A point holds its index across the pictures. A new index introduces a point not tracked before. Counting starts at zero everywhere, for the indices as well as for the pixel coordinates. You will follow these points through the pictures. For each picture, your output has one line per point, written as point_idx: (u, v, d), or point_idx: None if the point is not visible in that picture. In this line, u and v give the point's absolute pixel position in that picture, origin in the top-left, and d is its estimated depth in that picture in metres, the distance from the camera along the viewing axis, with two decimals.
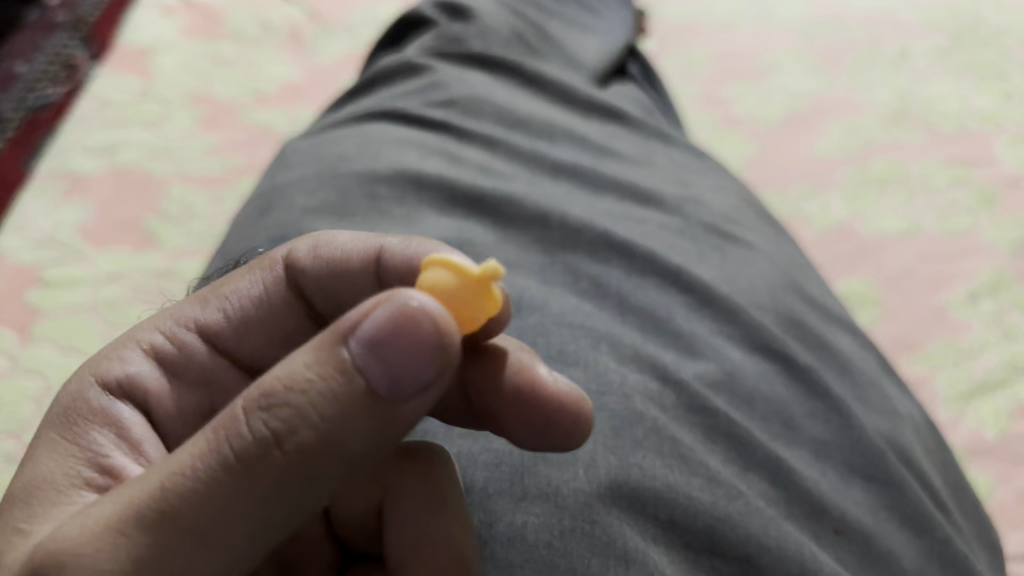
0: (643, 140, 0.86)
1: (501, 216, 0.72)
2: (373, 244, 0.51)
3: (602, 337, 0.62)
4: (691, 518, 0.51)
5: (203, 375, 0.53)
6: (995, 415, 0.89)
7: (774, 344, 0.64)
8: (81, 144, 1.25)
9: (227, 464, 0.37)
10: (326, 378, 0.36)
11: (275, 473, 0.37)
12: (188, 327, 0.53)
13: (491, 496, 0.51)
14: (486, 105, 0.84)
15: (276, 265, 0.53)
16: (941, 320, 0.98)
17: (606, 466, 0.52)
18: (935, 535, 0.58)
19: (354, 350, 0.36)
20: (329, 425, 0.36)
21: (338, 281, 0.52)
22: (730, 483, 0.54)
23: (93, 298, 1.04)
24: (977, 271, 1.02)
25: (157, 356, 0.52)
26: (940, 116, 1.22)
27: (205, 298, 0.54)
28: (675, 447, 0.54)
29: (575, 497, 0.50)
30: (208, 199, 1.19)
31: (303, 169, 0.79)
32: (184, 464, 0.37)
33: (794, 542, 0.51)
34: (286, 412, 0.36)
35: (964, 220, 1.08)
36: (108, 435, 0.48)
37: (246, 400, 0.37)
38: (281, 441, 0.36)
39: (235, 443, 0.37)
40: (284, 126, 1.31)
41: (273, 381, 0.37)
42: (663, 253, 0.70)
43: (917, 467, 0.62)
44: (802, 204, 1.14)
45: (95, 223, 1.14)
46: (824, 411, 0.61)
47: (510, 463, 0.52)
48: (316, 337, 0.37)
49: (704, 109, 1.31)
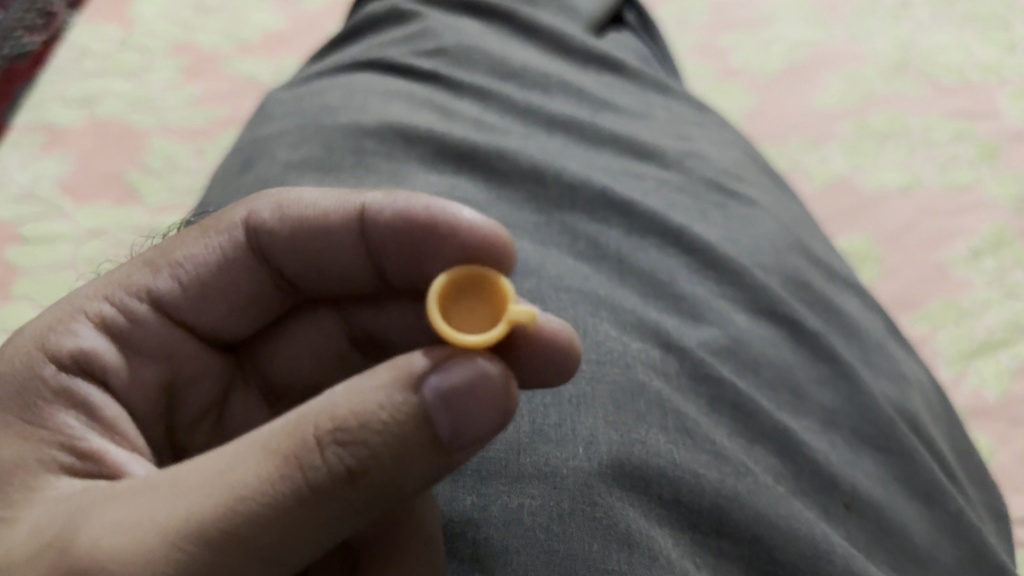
0: (642, 92, 0.82)
1: (496, 174, 0.69)
2: (350, 199, 0.51)
3: (601, 302, 0.59)
4: (697, 497, 0.48)
5: (163, 347, 0.50)
6: (997, 375, 0.88)
7: (780, 308, 0.61)
8: (59, 95, 1.20)
9: (298, 493, 0.36)
10: (401, 423, 0.37)
11: (339, 507, 0.37)
12: (141, 297, 0.49)
13: (485, 479, 0.47)
14: (477, 54, 0.80)
15: (235, 228, 0.51)
16: (941, 278, 0.95)
17: (608, 443, 0.49)
18: (946, 508, 0.55)
19: (428, 400, 0.37)
20: (398, 466, 0.37)
21: (321, 239, 0.51)
22: (739, 459, 0.51)
23: (74, 255, 1.02)
24: (978, 227, 0.99)
25: (109, 327, 0.48)
26: (942, 68, 1.18)
27: (155, 263, 0.50)
28: (679, 421, 0.51)
29: (575, 478, 0.47)
30: (190, 152, 1.15)
31: (286, 123, 0.75)
32: (249, 485, 0.36)
33: (804, 522, 0.49)
34: (361, 451, 0.36)
35: (965, 174, 1.04)
36: (76, 416, 0.44)
37: (318, 430, 0.36)
38: (353, 478, 0.36)
39: (309, 475, 0.36)
40: (268, 77, 1.26)
41: (346, 415, 0.36)
42: (664, 212, 0.66)
43: (925, 436, 0.60)
44: (801, 157, 1.11)
45: (75, 176, 1.10)
46: (832, 378, 0.58)
47: (504, 441, 0.49)
48: (386, 380, 0.37)
49: (701, 59, 1.26)
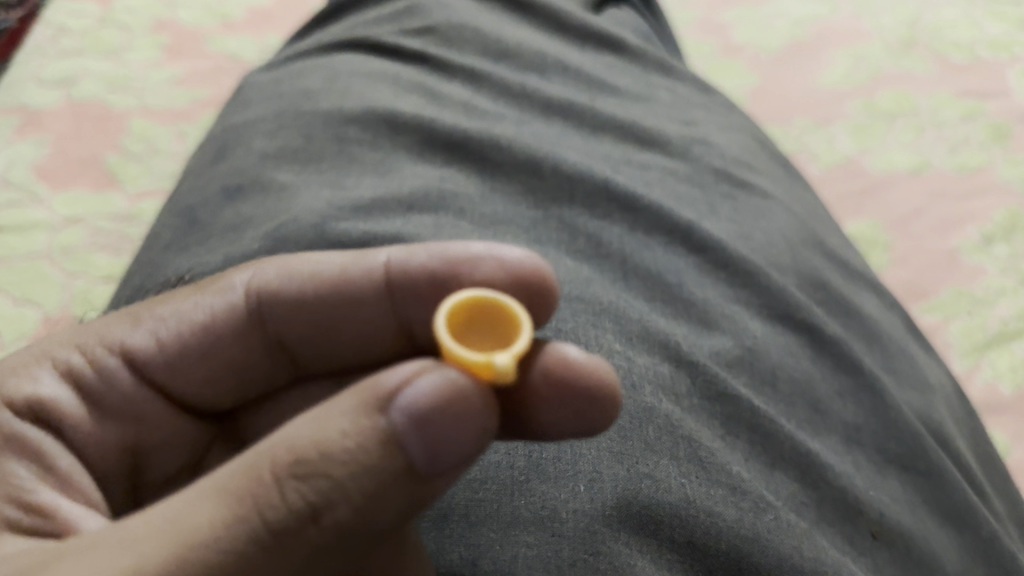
0: (644, 72, 0.77)
1: (489, 164, 0.64)
2: (371, 257, 0.47)
3: (603, 311, 0.54)
4: (713, 540, 0.43)
5: (129, 407, 0.46)
6: (1012, 367, 0.82)
7: (798, 313, 0.57)
8: (35, 74, 1.13)
9: (255, 537, 0.32)
10: (368, 450, 0.32)
11: (304, 552, 0.32)
12: (113, 350, 0.46)
13: (474, 526, 0.42)
14: (469, 32, 0.75)
15: (231, 288, 0.47)
16: (953, 266, 0.90)
17: (613, 480, 0.44)
18: (980, 533, 0.51)
19: (397, 421, 0.32)
20: (370, 501, 0.32)
21: (334, 299, 0.47)
22: (757, 492, 0.46)
23: (49, 245, 0.96)
24: (989, 211, 0.94)
25: (74, 379, 0.45)
26: (951, 45, 1.13)
27: (137, 317, 0.47)
28: (692, 450, 0.46)
29: (576, 523, 0.42)
30: (172, 135, 1.09)
31: (263, 108, 0.69)
32: (201, 531, 0.32)
33: (831, 563, 0.44)
34: (323, 484, 0.32)
35: (976, 156, 0.99)
36: (27, 468, 0.42)
37: (276, 464, 0.32)
38: (316, 515, 0.32)
39: (266, 514, 0.32)
40: (252, 55, 1.20)
41: (306, 445, 0.32)
42: (670, 207, 0.62)
43: (951, 449, 0.55)
44: (807, 138, 1.05)
45: (51, 160, 1.04)
46: (855, 391, 0.54)
47: (498, 480, 0.44)
48: (350, 403, 0.33)
49: (703, 35, 1.21)
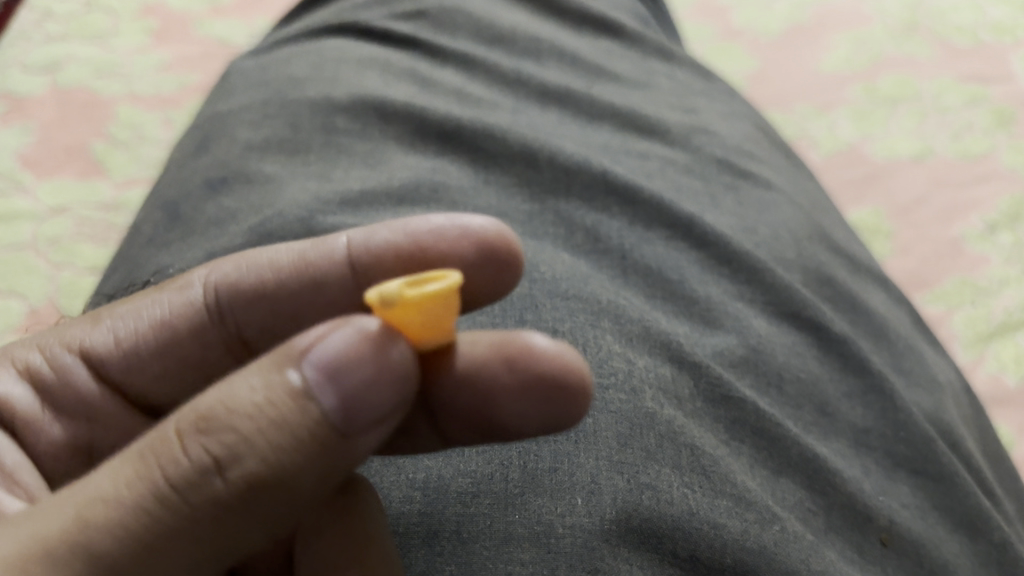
0: (643, 58, 0.74)
1: (482, 154, 0.62)
2: (331, 240, 0.44)
3: (603, 310, 0.52)
4: (717, 554, 0.41)
5: (85, 407, 0.46)
6: (1017, 358, 0.80)
7: (804, 311, 0.55)
8: (19, 60, 1.10)
9: (160, 495, 0.30)
10: (275, 404, 0.29)
11: (213, 511, 0.30)
12: (70, 349, 0.46)
13: (467, 543, 0.40)
14: (462, 16, 0.72)
15: (189, 286, 0.45)
16: (957, 254, 0.87)
17: (612, 492, 0.42)
18: (992, 538, 0.49)
19: (307, 374, 0.29)
20: (278, 458, 0.29)
21: (295, 286, 0.44)
22: (763, 504, 0.44)
23: (33, 235, 0.93)
24: (993, 200, 0.91)
25: (32, 377, 0.46)
26: (954, 29, 1.10)
27: (98, 317, 0.47)
28: (695, 460, 0.44)
29: (574, 539, 0.40)
30: (159, 122, 1.06)
31: (249, 96, 0.67)
32: (110, 492, 0.30)
33: None
34: (227, 439, 0.29)
35: (979, 142, 0.96)
36: None
37: (183, 422, 0.30)
38: (221, 472, 0.29)
39: (171, 472, 0.30)
40: (241, 39, 1.17)
41: (213, 401, 0.30)
42: (671, 199, 0.59)
43: (960, 451, 0.54)
44: (808, 124, 1.03)
45: (36, 148, 1.01)
46: (864, 392, 0.52)
47: (491, 493, 0.42)
48: (263, 357, 0.30)
49: (702, 19, 1.18)
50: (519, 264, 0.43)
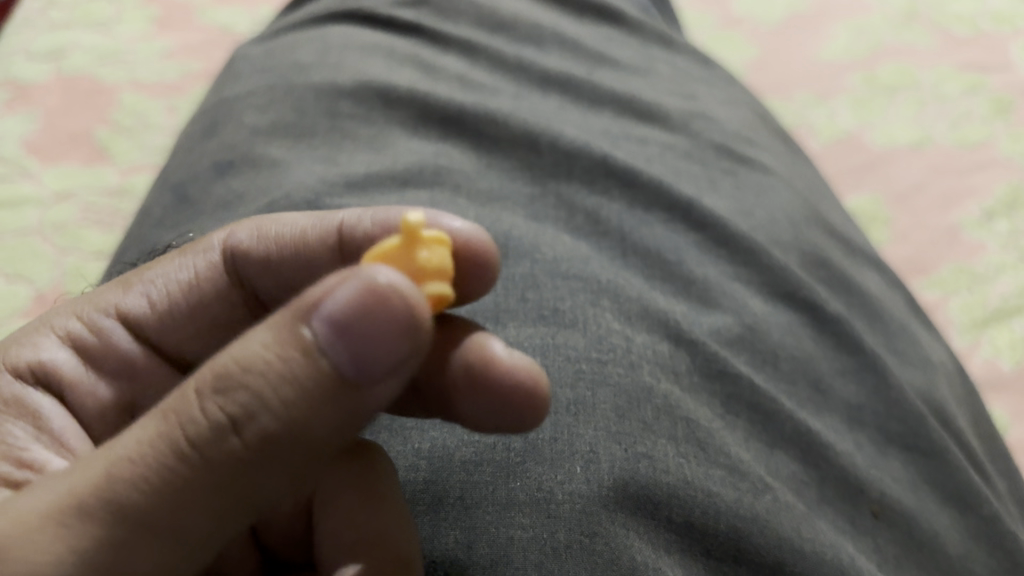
0: (643, 45, 0.75)
1: (485, 139, 0.63)
2: (330, 218, 0.45)
3: (602, 289, 0.53)
4: (712, 520, 0.43)
5: (127, 367, 0.47)
6: (1012, 344, 0.81)
7: (799, 292, 0.56)
8: (24, 48, 1.11)
9: (180, 451, 0.31)
10: (286, 360, 0.30)
11: (232, 463, 0.31)
12: (109, 313, 0.47)
13: (469, 509, 0.41)
14: (464, 3, 0.73)
15: (211, 249, 0.47)
16: (953, 241, 0.88)
17: (610, 461, 0.43)
18: (981, 513, 0.50)
19: (317, 329, 0.30)
20: (293, 410, 0.30)
21: (297, 256, 0.45)
22: (756, 474, 0.46)
23: (40, 220, 0.94)
24: (991, 186, 0.92)
25: (75, 343, 0.47)
26: (953, 18, 1.11)
27: (130, 282, 0.48)
28: (691, 432, 0.46)
29: (573, 505, 0.41)
30: (162, 109, 1.07)
31: (255, 81, 0.68)
32: (133, 449, 0.31)
33: (829, 544, 0.44)
34: (242, 396, 0.30)
35: (978, 131, 0.97)
36: (24, 426, 0.43)
37: (200, 380, 0.31)
38: (238, 425, 0.30)
39: (190, 429, 0.31)
40: (245, 27, 1.18)
41: (228, 360, 0.31)
42: (670, 183, 0.61)
43: (952, 428, 0.55)
44: (807, 111, 1.04)
45: (42, 135, 1.02)
46: (858, 369, 0.54)
47: (494, 462, 0.43)
48: (275, 314, 0.31)
49: (702, 7, 1.19)
50: (492, 271, 0.40)
